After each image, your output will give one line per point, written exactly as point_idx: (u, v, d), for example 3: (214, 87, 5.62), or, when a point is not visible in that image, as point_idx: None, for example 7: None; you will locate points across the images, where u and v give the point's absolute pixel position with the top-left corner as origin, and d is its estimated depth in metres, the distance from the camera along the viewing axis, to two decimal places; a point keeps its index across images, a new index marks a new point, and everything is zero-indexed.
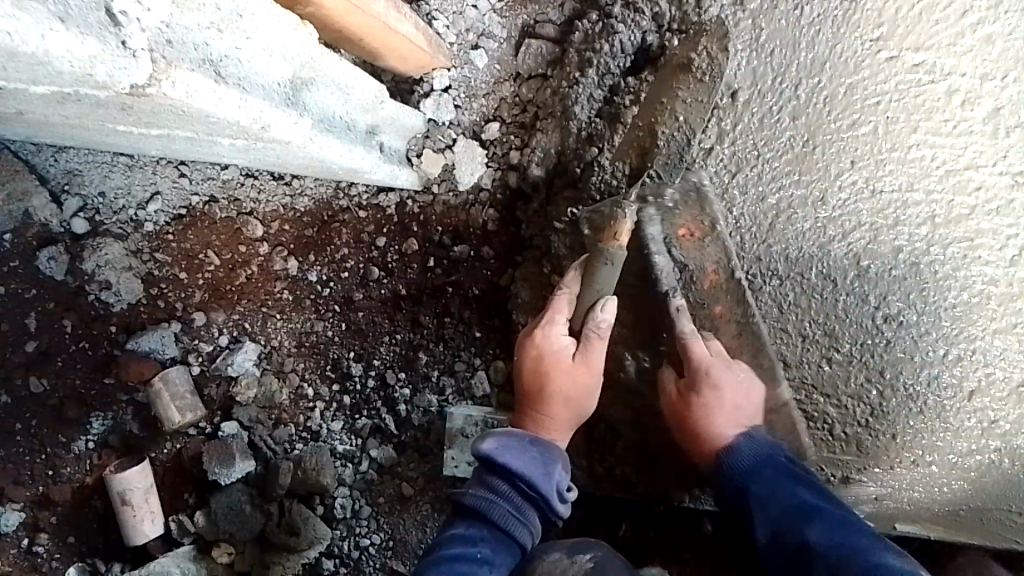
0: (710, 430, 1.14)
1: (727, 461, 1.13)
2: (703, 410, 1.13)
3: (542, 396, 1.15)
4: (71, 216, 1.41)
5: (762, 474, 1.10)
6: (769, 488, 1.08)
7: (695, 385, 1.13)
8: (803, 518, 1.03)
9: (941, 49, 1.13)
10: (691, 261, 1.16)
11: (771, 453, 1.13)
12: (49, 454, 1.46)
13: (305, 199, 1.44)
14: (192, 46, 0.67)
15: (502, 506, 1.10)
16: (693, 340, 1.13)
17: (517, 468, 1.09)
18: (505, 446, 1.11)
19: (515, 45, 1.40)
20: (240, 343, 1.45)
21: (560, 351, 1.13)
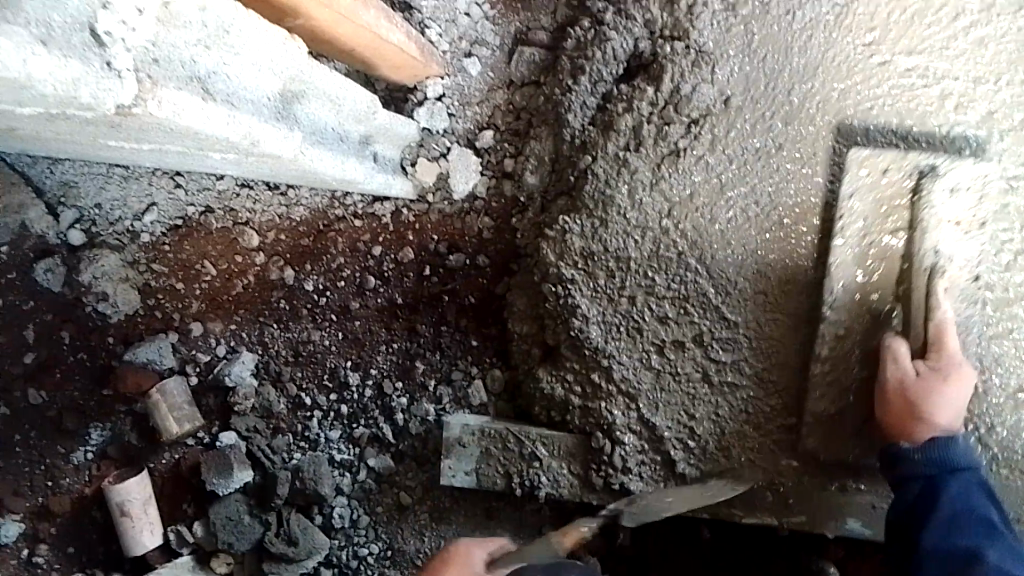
0: (930, 416, 1.05)
1: (928, 459, 1.05)
2: (931, 393, 1.04)
3: None
4: (68, 227, 1.41)
5: (961, 479, 1.05)
6: (961, 501, 1.04)
7: (940, 370, 1.05)
8: (981, 545, 1.02)
9: (933, 53, 1.13)
10: (950, 248, 1.10)
11: (974, 462, 1.07)
12: (48, 465, 1.46)
13: (301, 209, 1.44)
14: (179, 64, 0.68)
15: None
16: (946, 325, 1.06)
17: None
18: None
19: (508, 52, 1.39)
20: (237, 353, 1.45)
21: None
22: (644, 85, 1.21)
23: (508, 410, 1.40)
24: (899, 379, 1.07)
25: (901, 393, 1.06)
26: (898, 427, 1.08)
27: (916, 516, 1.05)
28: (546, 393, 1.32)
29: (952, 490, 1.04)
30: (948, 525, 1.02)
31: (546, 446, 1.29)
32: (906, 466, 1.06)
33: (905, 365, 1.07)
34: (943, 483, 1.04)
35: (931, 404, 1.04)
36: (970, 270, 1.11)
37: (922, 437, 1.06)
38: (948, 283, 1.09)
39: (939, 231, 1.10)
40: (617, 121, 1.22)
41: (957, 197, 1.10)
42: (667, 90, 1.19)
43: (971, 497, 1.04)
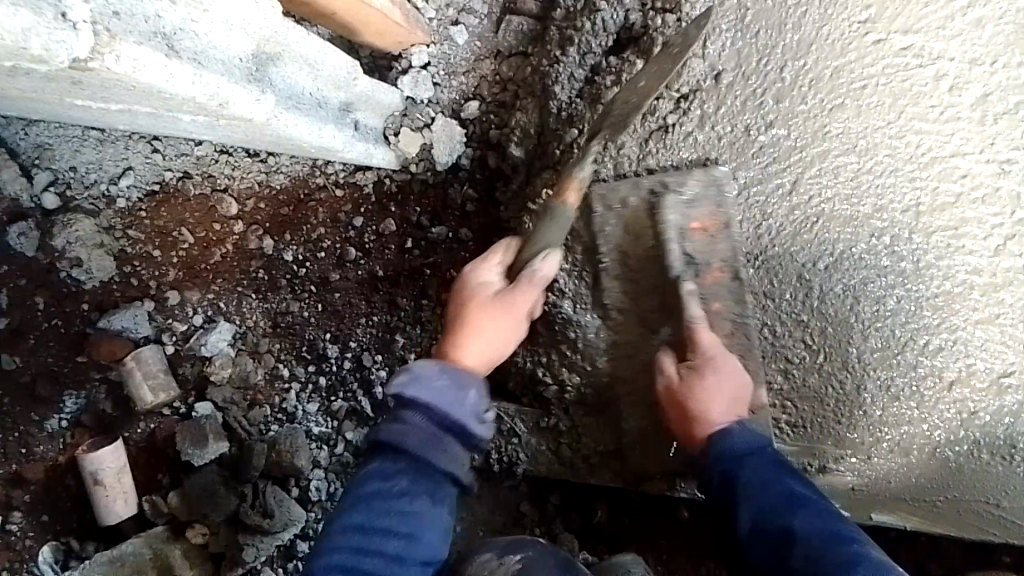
0: (698, 415, 1.06)
1: (714, 454, 1.03)
2: (693, 391, 1.07)
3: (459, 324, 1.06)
4: (41, 190, 1.37)
5: (749, 464, 1.01)
6: (755, 481, 0.99)
7: (695, 367, 1.08)
8: (788, 516, 0.93)
9: (929, 33, 1.11)
10: (699, 250, 1.13)
11: (759, 442, 1.04)
12: (21, 432, 1.43)
13: (280, 176, 1.40)
14: (142, 17, 0.65)
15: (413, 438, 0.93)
16: (692, 324, 1.10)
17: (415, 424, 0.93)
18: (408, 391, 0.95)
19: (496, 21, 1.36)
20: (215, 323, 1.42)
21: (485, 287, 1.08)
22: (633, 58, 1.18)
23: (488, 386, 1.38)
24: (669, 383, 1.11)
25: (671, 399, 1.10)
26: (686, 433, 1.09)
27: (726, 508, 0.99)
28: (524, 370, 1.29)
29: (746, 472, 0.99)
30: (754, 505, 0.96)
31: (524, 423, 1.30)
32: (704, 464, 1.05)
33: (668, 372, 1.11)
34: (733, 471, 1.00)
35: (694, 399, 1.07)
36: (727, 267, 1.13)
37: (704, 437, 1.06)
38: (700, 283, 1.13)
39: (680, 241, 1.13)
40: (604, 94, 1.19)
41: (690, 205, 1.12)
42: (657, 62, 1.16)
43: (767, 475, 0.99)
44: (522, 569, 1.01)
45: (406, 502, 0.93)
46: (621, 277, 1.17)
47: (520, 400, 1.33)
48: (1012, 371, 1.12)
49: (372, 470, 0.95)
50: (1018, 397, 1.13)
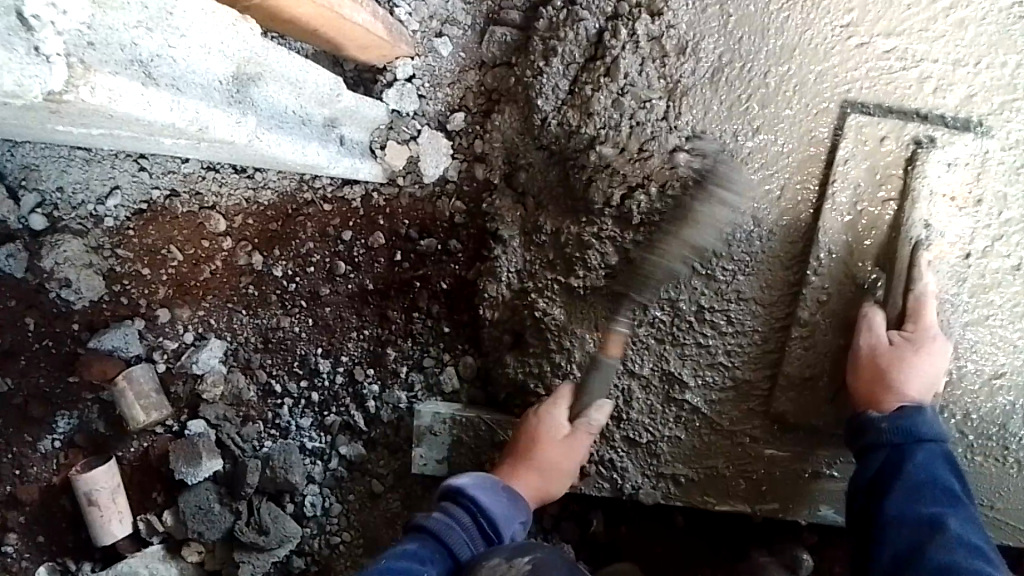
0: (899, 386, 1.05)
1: (897, 423, 1.04)
2: (904, 362, 1.05)
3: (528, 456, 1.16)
4: (29, 211, 1.37)
5: (926, 451, 1.04)
6: (927, 471, 1.03)
7: (914, 339, 1.07)
8: (944, 514, 1.00)
9: (912, 35, 1.11)
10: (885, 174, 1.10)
11: (939, 429, 1.06)
12: (16, 453, 1.43)
13: (268, 192, 1.41)
14: (118, 47, 0.65)
15: (495, 500, 1.08)
16: (927, 298, 1.08)
17: (492, 504, 1.07)
18: (484, 480, 1.10)
19: (480, 32, 1.36)
20: (205, 340, 1.42)
21: (554, 432, 1.15)
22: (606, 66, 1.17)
23: (481, 397, 1.38)
24: (872, 345, 1.07)
25: (874, 361, 1.06)
26: (867, 398, 1.07)
27: (881, 486, 1.04)
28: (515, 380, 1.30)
29: (921, 456, 1.03)
30: (912, 493, 1.01)
31: None
32: (878, 429, 1.05)
33: (880, 334, 1.07)
34: (910, 449, 1.04)
35: (901, 373, 1.04)
36: (954, 245, 1.11)
37: (893, 407, 1.05)
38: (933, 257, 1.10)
39: (930, 206, 1.09)
40: (591, 102, 1.18)
41: (954, 171, 1.10)
42: (639, 70, 1.15)
43: (935, 465, 1.03)
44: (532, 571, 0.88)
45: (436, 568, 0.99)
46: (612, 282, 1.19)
47: (512, 410, 1.32)
48: (1004, 372, 1.13)
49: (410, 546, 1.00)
50: (1010, 398, 1.13)
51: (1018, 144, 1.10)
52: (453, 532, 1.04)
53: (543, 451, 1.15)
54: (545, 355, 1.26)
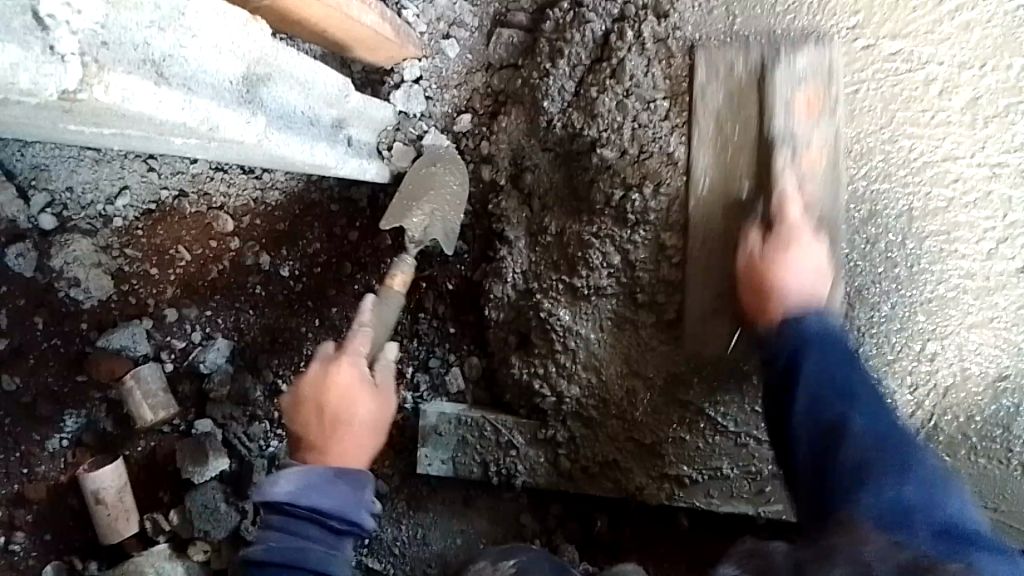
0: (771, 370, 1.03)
1: (822, 418, 0.94)
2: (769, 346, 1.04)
3: (331, 414, 0.99)
4: (38, 211, 1.38)
5: (818, 356, 0.99)
6: (860, 458, 0.88)
7: (771, 322, 1.05)
8: (879, 495, 0.84)
9: (918, 37, 1.11)
10: (801, 130, 1.11)
11: (832, 327, 1.03)
12: (24, 451, 1.44)
13: (275, 192, 1.41)
14: (131, 46, 0.66)
15: (331, 496, 0.91)
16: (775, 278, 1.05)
17: (327, 502, 0.90)
18: (307, 475, 0.91)
19: (487, 34, 1.36)
20: (213, 340, 1.44)
21: (356, 379, 1.01)
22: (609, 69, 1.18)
23: (485, 398, 1.38)
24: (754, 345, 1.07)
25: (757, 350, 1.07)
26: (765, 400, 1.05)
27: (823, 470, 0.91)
28: (520, 381, 1.30)
29: (852, 444, 0.90)
30: (851, 471, 0.87)
31: (522, 435, 1.29)
32: (800, 423, 0.96)
33: (754, 243, 1.08)
34: (839, 437, 0.92)
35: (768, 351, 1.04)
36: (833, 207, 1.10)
37: (774, 402, 1.02)
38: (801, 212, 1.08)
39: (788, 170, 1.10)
40: (597, 103, 1.18)
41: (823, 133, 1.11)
42: (645, 72, 1.15)
43: (870, 453, 0.89)
44: (517, 573, 0.99)
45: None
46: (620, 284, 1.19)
47: (516, 411, 1.33)
48: (1007, 375, 1.13)
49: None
50: (1014, 400, 1.13)
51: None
52: (300, 553, 0.89)
53: (347, 435, 0.98)
54: (550, 356, 1.26)
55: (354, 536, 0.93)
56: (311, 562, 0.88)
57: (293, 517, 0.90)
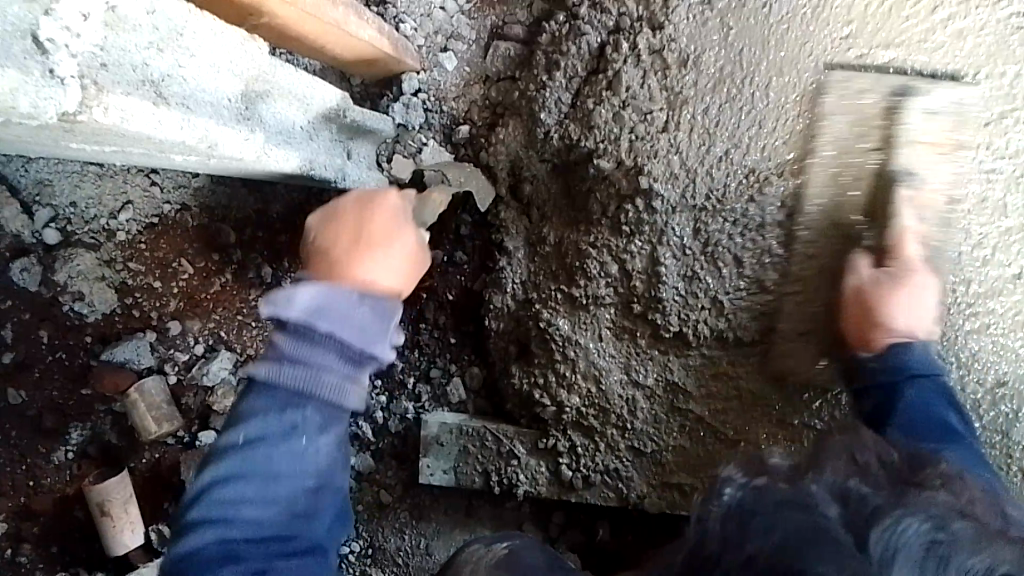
0: (886, 321, 1.05)
1: (896, 363, 1.04)
2: (886, 297, 1.05)
3: (360, 232, 0.99)
4: (42, 226, 1.39)
5: (923, 386, 1.04)
6: (921, 401, 1.02)
7: (892, 274, 1.07)
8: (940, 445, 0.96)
9: (911, 46, 1.11)
10: (920, 165, 1.10)
11: (933, 368, 1.07)
12: (30, 464, 1.45)
13: (277, 206, 1.43)
14: (130, 68, 0.67)
15: (351, 321, 0.83)
16: (906, 232, 1.08)
17: (343, 328, 0.83)
18: (328, 294, 0.84)
19: (484, 46, 1.36)
20: (215, 352, 1.46)
21: (391, 206, 1.05)
22: (603, 83, 1.19)
23: (487, 407, 1.39)
24: (857, 286, 1.08)
25: (859, 300, 1.08)
26: (858, 336, 1.09)
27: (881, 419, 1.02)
28: (520, 391, 1.31)
29: (912, 391, 1.03)
30: (906, 423, 0.99)
31: (523, 444, 1.29)
32: (872, 370, 1.05)
33: (863, 272, 1.08)
34: (901, 387, 1.03)
35: (885, 308, 1.05)
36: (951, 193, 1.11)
37: (881, 344, 1.06)
38: (916, 198, 1.09)
39: (915, 149, 1.09)
40: (593, 115, 1.19)
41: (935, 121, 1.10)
42: (639, 85, 1.16)
43: (931, 401, 1.03)
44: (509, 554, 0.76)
45: (298, 438, 0.82)
46: (618, 295, 1.21)
47: (518, 420, 1.33)
48: (1006, 381, 1.13)
49: (256, 410, 0.82)
50: (1013, 406, 1.13)
51: (1017, 154, 1.11)
52: (311, 374, 0.81)
53: (365, 263, 0.93)
54: (550, 366, 1.27)
55: (369, 366, 0.85)
56: (322, 391, 0.81)
57: (309, 338, 0.81)
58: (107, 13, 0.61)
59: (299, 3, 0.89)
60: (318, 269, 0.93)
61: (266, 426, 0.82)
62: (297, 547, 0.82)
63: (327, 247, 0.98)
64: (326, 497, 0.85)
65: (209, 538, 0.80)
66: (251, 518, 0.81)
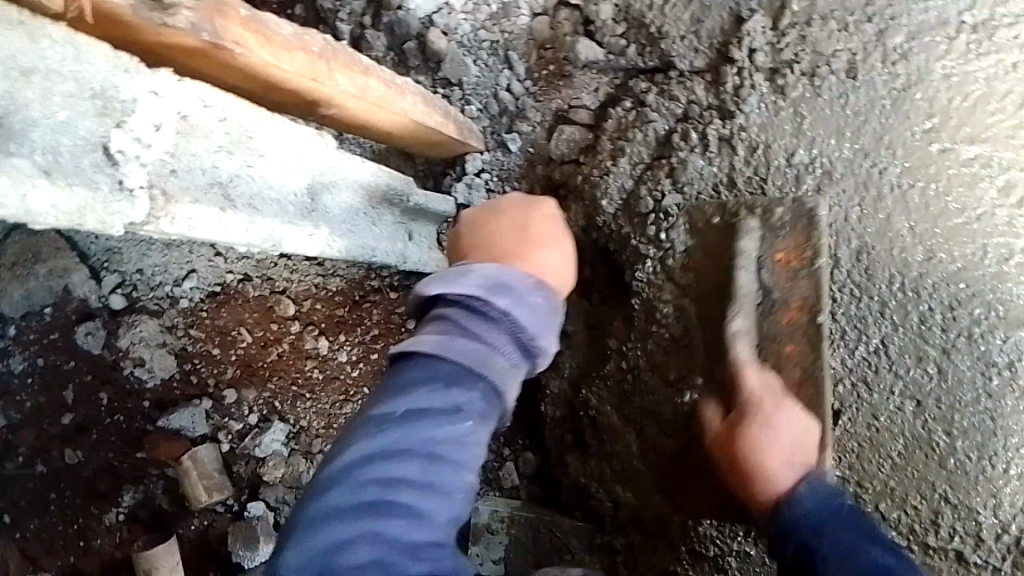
0: (749, 470, 0.95)
1: (785, 516, 0.90)
2: (740, 442, 0.96)
3: (523, 229, 1.02)
4: (109, 291, 1.40)
5: (832, 534, 0.86)
6: (839, 549, 0.85)
7: (742, 415, 0.98)
8: None
9: (998, 142, 1.06)
10: (778, 289, 1.02)
11: (837, 499, 0.91)
12: (80, 526, 1.43)
13: (337, 280, 1.47)
14: (200, 171, 0.68)
15: (528, 307, 0.85)
16: (746, 363, 1.00)
17: (524, 312, 0.84)
18: (506, 275, 0.85)
19: (549, 129, 1.32)
20: (269, 422, 1.46)
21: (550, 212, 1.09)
22: (665, 171, 1.18)
23: (540, 495, 1.37)
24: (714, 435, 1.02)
25: (722, 451, 0.99)
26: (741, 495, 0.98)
27: None
28: (576, 483, 1.29)
29: (826, 542, 0.86)
30: None
31: (576, 540, 1.27)
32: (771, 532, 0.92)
33: (715, 422, 1.02)
34: (812, 539, 0.87)
35: (743, 453, 0.96)
36: (811, 303, 1.01)
37: (761, 500, 0.94)
38: (785, 320, 1.01)
39: (747, 274, 1.03)
40: (653, 203, 1.17)
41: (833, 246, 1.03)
42: (705, 179, 1.14)
43: (848, 543, 0.86)
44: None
45: (461, 418, 0.79)
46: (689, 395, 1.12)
47: (571, 512, 1.31)
48: None
49: (418, 381, 0.79)
50: None
51: None
52: (484, 354, 0.81)
53: (538, 250, 0.99)
54: (604, 460, 1.24)
55: (533, 358, 0.86)
56: (496, 370, 0.82)
57: (486, 315, 0.82)
58: (181, 121, 0.62)
59: (368, 95, 0.89)
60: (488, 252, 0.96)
61: (430, 402, 0.78)
62: (444, 555, 0.77)
63: (487, 235, 1.00)
64: (466, 504, 0.82)
65: (360, 526, 0.74)
66: (402, 503, 0.76)
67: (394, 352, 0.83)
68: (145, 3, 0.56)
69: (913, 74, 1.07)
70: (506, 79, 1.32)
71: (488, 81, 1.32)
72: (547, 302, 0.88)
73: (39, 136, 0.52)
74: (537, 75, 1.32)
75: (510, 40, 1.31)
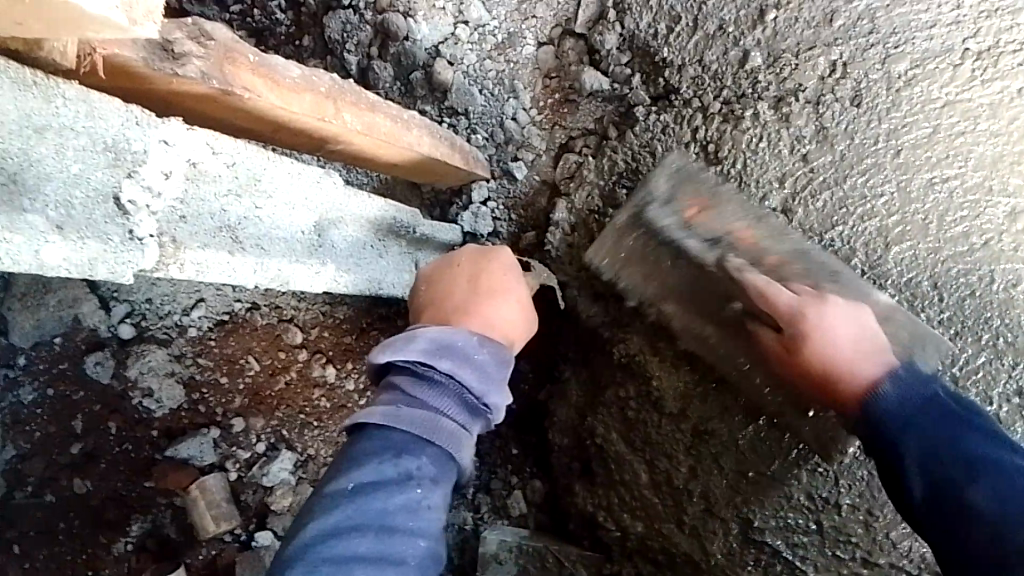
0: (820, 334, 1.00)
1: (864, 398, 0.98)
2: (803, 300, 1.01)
3: (476, 279, 1.02)
4: (118, 321, 1.40)
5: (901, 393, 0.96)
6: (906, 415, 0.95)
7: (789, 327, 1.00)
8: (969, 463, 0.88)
9: (1004, 169, 1.09)
10: (717, 225, 1.04)
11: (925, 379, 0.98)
12: (88, 556, 1.42)
13: (344, 307, 1.48)
14: (209, 214, 0.69)
15: (475, 369, 0.86)
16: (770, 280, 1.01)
17: (469, 375, 0.85)
18: (450, 338, 0.87)
19: (555, 157, 1.34)
20: (277, 451, 1.46)
21: (508, 258, 1.07)
22: None
23: (548, 523, 1.37)
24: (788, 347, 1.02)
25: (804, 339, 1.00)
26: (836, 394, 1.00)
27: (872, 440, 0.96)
28: (584, 511, 1.30)
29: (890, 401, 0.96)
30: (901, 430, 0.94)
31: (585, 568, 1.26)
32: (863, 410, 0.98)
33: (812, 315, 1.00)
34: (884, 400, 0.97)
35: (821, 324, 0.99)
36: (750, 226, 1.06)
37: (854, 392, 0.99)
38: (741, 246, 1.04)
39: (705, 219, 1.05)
40: None
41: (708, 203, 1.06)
42: None
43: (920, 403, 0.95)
44: None
45: (412, 487, 0.80)
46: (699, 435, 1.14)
47: (579, 542, 1.32)
48: None
49: (366, 457, 0.80)
50: None
51: None
52: (431, 423, 0.81)
53: (493, 302, 0.99)
54: (613, 489, 1.25)
55: (484, 416, 0.87)
56: (444, 433, 0.82)
57: (433, 380, 0.83)
58: (190, 167, 0.63)
59: (373, 132, 0.89)
60: (444, 308, 0.97)
61: (379, 473, 0.79)
62: None
63: (444, 291, 1.01)
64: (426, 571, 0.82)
65: None
66: None
67: (347, 428, 0.84)
68: (156, 53, 0.55)
69: (917, 104, 1.10)
70: (512, 108, 1.31)
71: (493, 110, 1.31)
72: (498, 362, 0.90)
73: (53, 189, 0.54)
74: (542, 104, 1.34)
75: (515, 69, 1.32)
